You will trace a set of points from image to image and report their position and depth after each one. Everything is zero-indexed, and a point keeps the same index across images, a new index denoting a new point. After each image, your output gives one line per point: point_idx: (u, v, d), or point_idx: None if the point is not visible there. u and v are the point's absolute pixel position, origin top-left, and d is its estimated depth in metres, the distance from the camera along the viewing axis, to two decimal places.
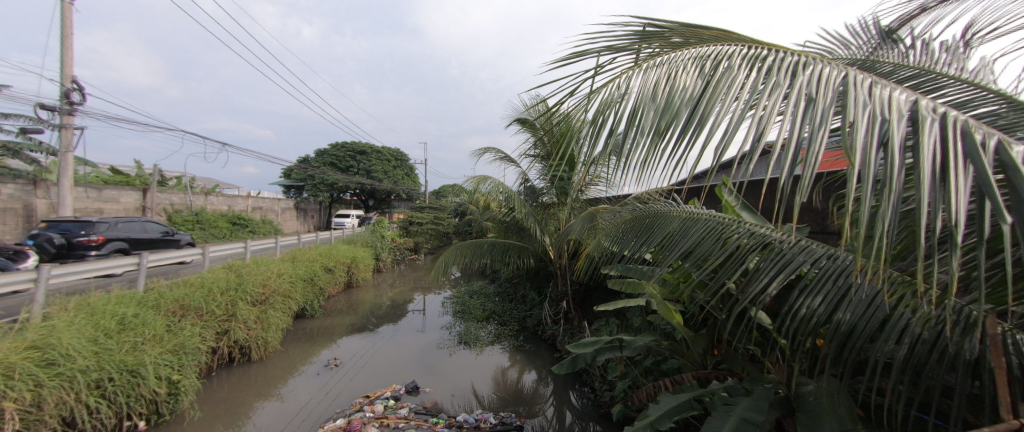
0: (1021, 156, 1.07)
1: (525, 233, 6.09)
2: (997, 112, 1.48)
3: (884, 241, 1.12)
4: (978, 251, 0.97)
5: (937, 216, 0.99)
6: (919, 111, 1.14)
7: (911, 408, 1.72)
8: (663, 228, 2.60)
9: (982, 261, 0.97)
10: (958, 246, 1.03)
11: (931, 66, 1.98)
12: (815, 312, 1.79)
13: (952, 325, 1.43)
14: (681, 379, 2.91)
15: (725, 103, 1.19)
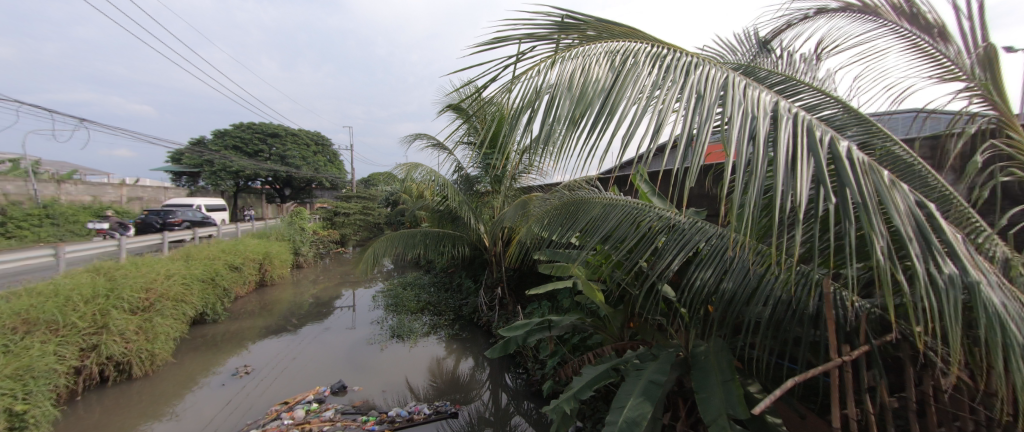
0: (844, 149, 1.34)
1: (459, 221, 6.03)
2: (834, 117, 1.83)
3: (755, 221, 1.33)
4: (815, 226, 1.20)
5: (788, 199, 1.20)
6: (779, 109, 1.36)
7: (774, 357, 2.08)
8: (586, 213, 2.77)
9: (817, 235, 1.21)
10: (802, 224, 1.26)
11: (795, 74, 2.37)
12: (706, 283, 2.06)
13: (801, 287, 1.76)
14: (602, 351, 3.18)
15: (631, 97, 1.30)
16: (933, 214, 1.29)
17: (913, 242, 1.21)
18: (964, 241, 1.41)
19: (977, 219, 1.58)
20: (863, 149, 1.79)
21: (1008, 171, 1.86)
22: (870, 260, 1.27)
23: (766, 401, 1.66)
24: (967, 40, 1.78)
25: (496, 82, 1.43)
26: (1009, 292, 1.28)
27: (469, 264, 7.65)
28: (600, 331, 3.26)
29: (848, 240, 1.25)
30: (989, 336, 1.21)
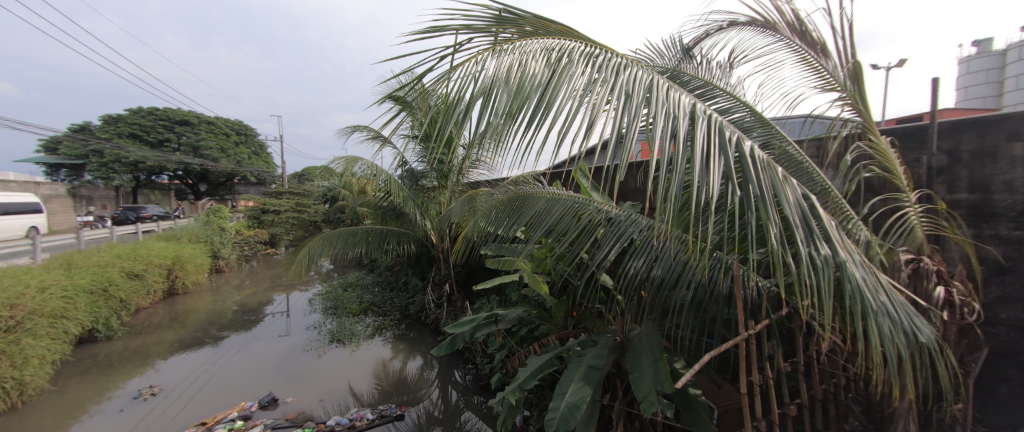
0: (748, 147, 1.52)
1: (404, 218, 5.81)
2: (743, 119, 2.07)
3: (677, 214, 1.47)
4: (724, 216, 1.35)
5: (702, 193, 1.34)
6: (695, 110, 1.50)
7: (696, 334, 2.31)
8: (530, 208, 2.84)
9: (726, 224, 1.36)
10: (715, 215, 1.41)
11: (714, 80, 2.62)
12: (638, 270, 2.22)
13: (717, 270, 1.97)
14: (547, 341, 3.28)
15: (565, 94, 1.35)
16: (814, 205, 1.52)
17: (799, 229, 1.41)
18: (837, 227, 1.68)
19: (848, 208, 1.89)
20: (765, 149, 2.06)
21: (869, 167, 2.24)
22: (766, 244, 1.47)
23: (687, 375, 1.84)
24: (842, 55, 2.10)
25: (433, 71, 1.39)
26: (868, 268, 1.55)
27: (414, 262, 7.43)
28: (545, 322, 3.35)
29: (751, 229, 1.43)
30: (853, 305, 1.46)
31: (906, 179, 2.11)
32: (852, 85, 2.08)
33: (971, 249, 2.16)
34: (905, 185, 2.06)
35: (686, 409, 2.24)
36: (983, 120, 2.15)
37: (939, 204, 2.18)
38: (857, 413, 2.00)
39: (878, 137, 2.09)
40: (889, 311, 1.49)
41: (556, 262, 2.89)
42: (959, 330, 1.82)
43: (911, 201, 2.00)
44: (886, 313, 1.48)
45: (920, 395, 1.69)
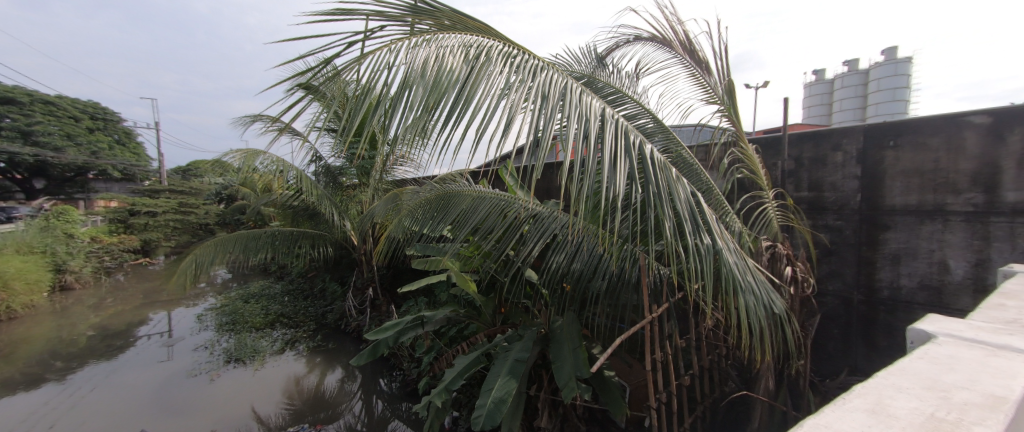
0: (648, 149, 1.71)
1: (319, 219, 5.35)
2: (646, 125, 2.32)
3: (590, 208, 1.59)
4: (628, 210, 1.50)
5: (610, 191, 1.48)
6: (603, 114, 1.64)
7: (610, 321, 2.53)
8: (455, 205, 2.84)
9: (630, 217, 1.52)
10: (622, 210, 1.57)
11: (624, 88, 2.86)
12: (559, 263, 2.36)
13: (627, 261, 2.18)
14: (474, 340, 3.30)
15: (483, 92, 1.38)
16: (701, 201, 1.77)
17: (688, 222, 1.64)
18: (717, 220, 1.97)
19: (726, 204, 2.22)
20: (665, 152, 2.32)
21: (741, 169, 2.65)
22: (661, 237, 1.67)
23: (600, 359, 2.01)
24: (722, 73, 2.46)
25: (342, 56, 1.29)
26: (739, 255, 1.86)
27: (330, 266, 6.87)
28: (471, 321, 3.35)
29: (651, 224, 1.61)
30: (729, 286, 1.73)
31: (768, 179, 2.55)
32: (729, 99, 2.44)
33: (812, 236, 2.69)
34: (767, 185, 2.49)
35: (601, 390, 2.44)
36: (819, 133, 2.67)
37: (788, 200, 2.68)
38: (734, 376, 2.39)
39: (747, 144, 2.49)
40: (753, 289, 1.81)
41: (481, 259, 2.91)
42: (802, 301, 2.27)
43: (769, 195, 2.42)
44: (751, 291, 1.79)
45: (777, 355, 2.07)
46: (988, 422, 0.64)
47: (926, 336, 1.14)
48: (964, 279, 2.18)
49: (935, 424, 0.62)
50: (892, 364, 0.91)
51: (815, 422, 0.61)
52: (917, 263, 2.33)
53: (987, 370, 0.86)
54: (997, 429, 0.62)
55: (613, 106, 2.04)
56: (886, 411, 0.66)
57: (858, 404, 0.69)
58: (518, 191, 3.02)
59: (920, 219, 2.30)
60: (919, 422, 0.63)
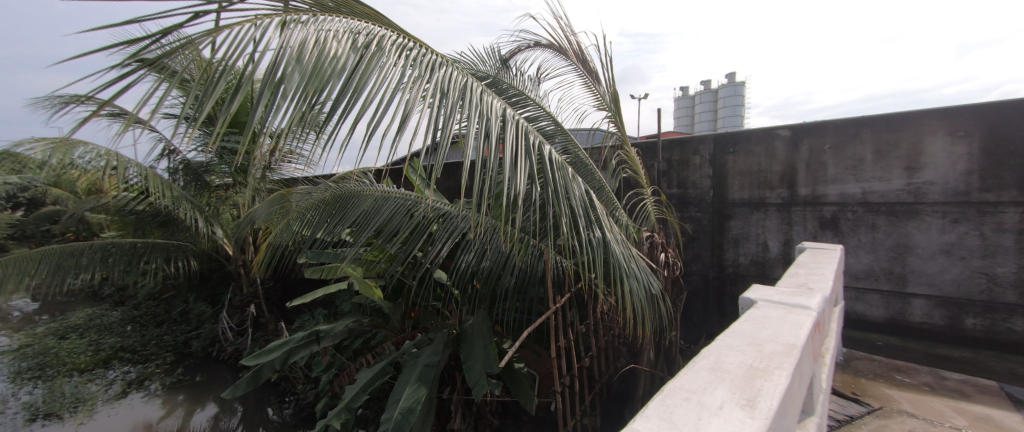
0: (547, 149, 1.81)
1: (179, 226, 4.46)
2: (547, 127, 2.46)
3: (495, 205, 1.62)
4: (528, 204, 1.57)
5: (513, 189, 1.52)
6: (503, 114, 1.68)
7: (519, 315, 2.63)
8: (356, 208, 2.63)
9: (531, 212, 1.58)
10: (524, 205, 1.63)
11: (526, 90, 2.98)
12: (470, 263, 2.36)
13: (532, 257, 2.28)
14: (381, 349, 3.08)
15: (376, 85, 1.17)
16: (593, 197, 1.95)
17: (582, 218, 1.80)
18: (608, 215, 2.20)
19: (615, 200, 2.49)
20: (564, 153, 2.51)
21: (626, 169, 3.00)
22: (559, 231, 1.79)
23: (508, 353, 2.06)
24: (608, 83, 2.73)
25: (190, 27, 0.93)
26: (624, 245, 2.10)
27: (194, 282, 5.77)
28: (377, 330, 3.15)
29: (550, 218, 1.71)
30: (617, 272, 1.95)
31: (647, 179, 2.93)
32: (615, 108, 2.74)
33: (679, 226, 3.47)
34: (646, 183, 2.86)
35: (512, 382, 2.52)
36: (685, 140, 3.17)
37: (662, 196, 3.10)
38: (625, 352, 2.69)
39: (630, 146, 2.81)
40: (636, 274, 2.06)
41: (387, 263, 2.74)
42: (672, 281, 2.68)
43: (647, 191, 2.77)
44: (634, 276, 2.04)
45: (656, 330, 2.41)
46: (784, 365, 0.84)
47: (750, 302, 1.45)
48: (778, 255, 3.05)
49: (752, 372, 0.79)
50: (728, 327, 1.13)
51: (672, 386, 0.72)
52: (749, 244, 3.17)
53: (785, 325, 1.13)
54: (789, 370, 0.82)
55: (514, 108, 2.11)
56: (720, 367, 0.82)
57: (703, 364, 0.84)
58: (425, 190, 2.93)
59: (752, 209, 3.15)
60: (742, 372, 0.79)
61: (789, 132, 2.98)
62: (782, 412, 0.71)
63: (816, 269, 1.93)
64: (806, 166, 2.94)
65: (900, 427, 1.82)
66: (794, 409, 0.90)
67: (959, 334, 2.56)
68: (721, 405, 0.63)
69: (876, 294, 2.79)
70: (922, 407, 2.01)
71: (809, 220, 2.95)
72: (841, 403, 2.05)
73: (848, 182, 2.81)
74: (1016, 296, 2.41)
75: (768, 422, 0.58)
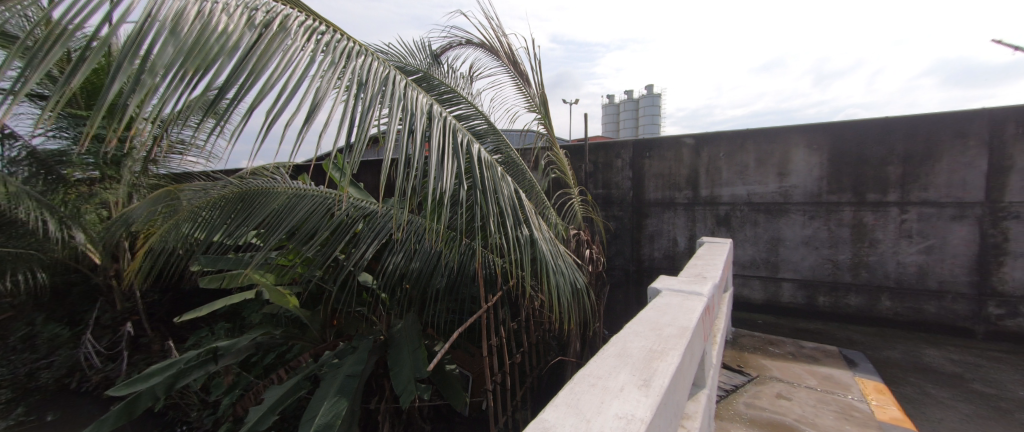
0: (475, 149, 1.79)
1: (21, 228, 3.61)
2: (481, 127, 2.41)
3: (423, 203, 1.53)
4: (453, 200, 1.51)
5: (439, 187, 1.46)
6: (429, 112, 1.62)
7: (450, 317, 2.58)
8: (263, 208, 2.34)
9: (458, 211, 1.55)
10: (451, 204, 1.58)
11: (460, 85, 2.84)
12: (398, 266, 2.23)
13: (464, 257, 2.24)
14: (297, 363, 2.77)
15: (275, 69, 1.03)
16: (521, 198, 1.98)
17: (510, 218, 1.82)
18: (538, 215, 2.26)
19: (545, 200, 2.56)
20: (496, 153, 2.49)
21: (555, 170, 3.12)
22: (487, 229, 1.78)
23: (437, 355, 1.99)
24: (538, 85, 2.79)
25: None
26: (552, 242, 2.16)
27: (44, 299, 4.71)
28: (292, 342, 2.84)
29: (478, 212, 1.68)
30: (543, 268, 2.00)
31: (575, 179, 3.04)
32: (545, 111, 2.81)
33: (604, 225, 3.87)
34: (573, 183, 2.98)
35: (443, 385, 2.44)
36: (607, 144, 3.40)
37: (587, 196, 3.27)
38: (555, 346, 2.79)
39: (557, 148, 2.92)
40: (562, 270, 2.13)
41: (303, 268, 2.49)
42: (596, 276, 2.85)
43: (575, 192, 2.91)
44: (561, 272, 2.13)
45: (580, 323, 2.54)
46: (677, 346, 0.94)
47: (655, 292, 1.61)
48: (685, 247, 3.54)
49: (651, 354, 0.86)
50: (634, 317, 1.24)
51: (582, 374, 0.75)
52: (663, 240, 3.65)
53: (681, 311, 1.28)
54: (681, 350, 0.91)
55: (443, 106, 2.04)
56: (625, 353, 0.88)
57: (610, 352, 0.89)
58: (349, 188, 2.73)
59: (664, 208, 3.62)
60: (642, 356, 0.86)
61: (693, 140, 3.51)
62: (673, 388, 0.79)
63: (709, 261, 2.20)
64: (706, 170, 3.48)
65: (771, 391, 2.20)
66: (685, 385, 1.01)
67: (813, 308, 3.30)
68: (622, 388, 0.67)
69: (756, 279, 3.46)
70: (788, 373, 2.41)
71: (707, 218, 3.51)
72: (727, 375, 2.39)
73: (738, 185, 3.39)
74: (847, 274, 3.17)
75: (659, 398, 0.64)
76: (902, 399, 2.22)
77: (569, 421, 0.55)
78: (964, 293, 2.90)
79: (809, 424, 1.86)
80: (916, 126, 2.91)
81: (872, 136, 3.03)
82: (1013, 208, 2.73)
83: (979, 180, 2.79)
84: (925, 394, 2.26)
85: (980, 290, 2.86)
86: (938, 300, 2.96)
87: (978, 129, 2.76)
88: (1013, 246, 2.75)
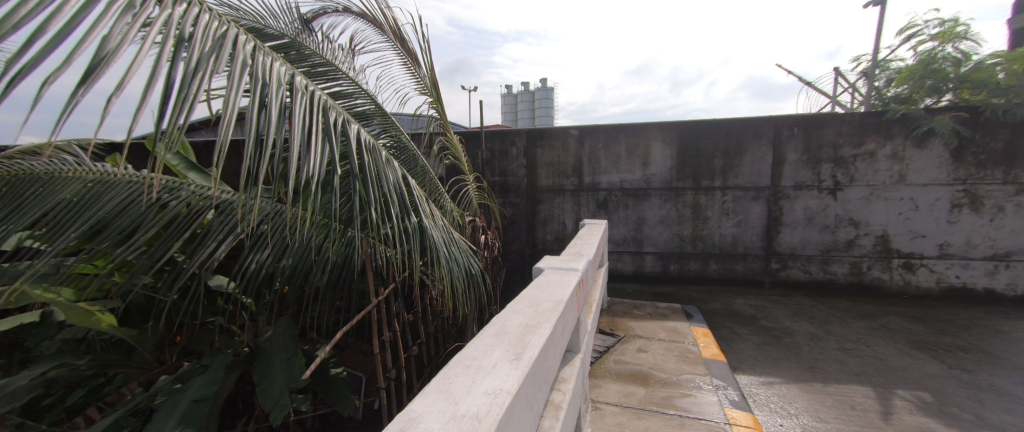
0: (352, 130, 1.55)
1: None
2: (366, 106, 2.14)
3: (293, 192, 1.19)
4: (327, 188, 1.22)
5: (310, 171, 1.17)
6: (293, 83, 1.27)
7: (334, 316, 2.27)
8: (49, 199, 1.71)
9: (331, 200, 1.28)
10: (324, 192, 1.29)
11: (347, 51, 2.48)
12: (263, 264, 1.80)
13: (348, 249, 1.96)
14: (119, 395, 2.09)
15: (29, 5, 0.62)
16: (403, 186, 1.82)
17: (394, 204, 1.70)
18: (428, 200, 2.19)
19: (438, 186, 2.53)
20: (384, 136, 2.26)
21: (448, 156, 3.12)
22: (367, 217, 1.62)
23: (319, 356, 1.67)
24: (430, 66, 2.67)
25: None
26: (443, 229, 2.14)
27: None
28: (105, 371, 2.09)
29: (355, 197, 1.48)
30: (433, 255, 1.97)
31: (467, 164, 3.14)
32: (437, 93, 2.74)
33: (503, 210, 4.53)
34: (468, 169, 3.02)
35: (326, 390, 2.10)
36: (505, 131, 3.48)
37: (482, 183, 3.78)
38: (452, 333, 2.75)
39: (451, 133, 2.90)
40: (453, 257, 2.13)
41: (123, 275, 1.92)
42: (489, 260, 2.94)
43: (470, 178, 2.97)
44: (452, 258, 2.12)
45: (476, 307, 2.57)
46: (550, 319, 0.99)
47: (537, 271, 1.78)
48: (571, 227, 4.41)
49: (525, 329, 0.87)
50: (516, 295, 1.27)
51: (454, 357, 0.67)
52: (554, 224, 4.46)
53: (557, 285, 1.42)
54: (553, 322, 0.97)
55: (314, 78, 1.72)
56: (502, 331, 0.86)
57: (489, 331, 0.85)
58: (187, 173, 2.19)
59: (555, 194, 4.42)
60: (517, 331, 0.86)
61: (577, 132, 4.28)
62: (545, 358, 0.82)
63: (587, 243, 2.54)
64: (588, 160, 4.31)
65: (633, 347, 2.82)
66: (559, 352, 1.08)
67: (665, 273, 4.32)
68: (494, 365, 0.62)
69: (626, 254, 4.38)
70: (648, 331, 3.07)
71: (590, 203, 4.37)
72: (602, 338, 2.95)
73: (612, 173, 4.27)
74: (689, 245, 4.23)
75: (528, 369, 0.62)
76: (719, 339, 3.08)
77: (436, 407, 0.47)
78: (756, 253, 4.12)
79: (660, 369, 2.49)
80: (733, 126, 4.02)
81: (706, 133, 4.07)
82: (781, 191, 3.99)
83: (766, 169, 3.99)
84: (734, 334, 3.19)
85: (767, 251, 4.10)
86: (743, 260, 4.16)
87: (769, 129, 3.94)
88: (785, 218, 4.02)
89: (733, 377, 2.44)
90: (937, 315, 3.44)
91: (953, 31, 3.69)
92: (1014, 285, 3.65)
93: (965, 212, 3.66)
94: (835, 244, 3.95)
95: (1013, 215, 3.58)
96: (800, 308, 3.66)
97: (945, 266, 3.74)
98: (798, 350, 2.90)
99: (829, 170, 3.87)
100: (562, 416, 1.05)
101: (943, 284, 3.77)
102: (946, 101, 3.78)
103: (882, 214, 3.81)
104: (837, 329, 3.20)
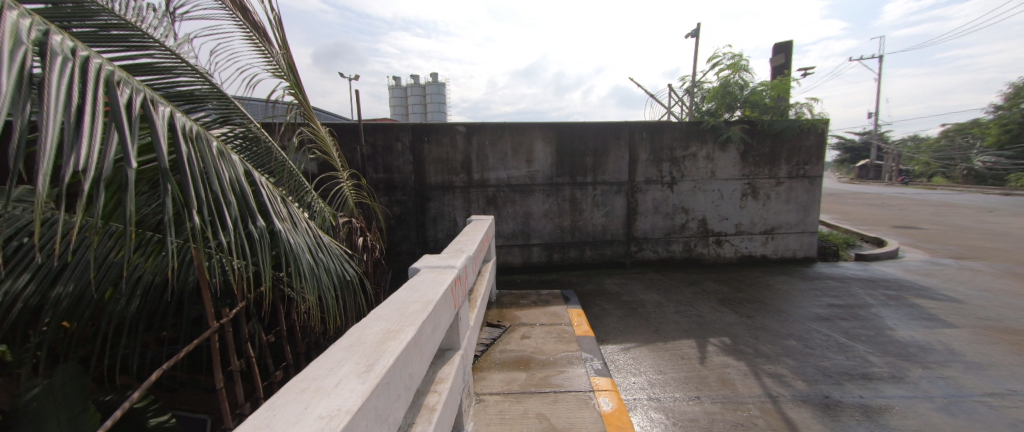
0: (159, 113, 1.20)
1: None
2: (194, 85, 1.69)
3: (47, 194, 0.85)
4: (109, 186, 0.90)
5: (79, 165, 0.85)
6: (47, 44, 0.91)
7: (155, 351, 1.76)
8: None
9: (119, 203, 0.95)
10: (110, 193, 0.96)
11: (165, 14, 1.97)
12: (20, 297, 1.25)
13: (171, 266, 1.52)
14: None
15: None
16: (243, 186, 1.50)
17: (231, 206, 1.38)
18: (286, 202, 1.87)
19: (299, 185, 2.20)
20: (221, 125, 1.83)
21: (312, 149, 2.74)
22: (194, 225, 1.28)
23: (121, 408, 1.25)
24: (283, 45, 2.29)
25: None
26: (306, 234, 1.86)
27: None
28: None
29: (170, 200, 1.15)
30: (294, 265, 1.69)
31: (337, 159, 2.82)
32: (294, 77, 2.38)
33: (389, 209, 4.27)
34: (338, 165, 2.71)
35: None
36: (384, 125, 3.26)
37: (361, 180, 3.47)
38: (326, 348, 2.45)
39: (317, 124, 2.57)
40: (319, 265, 1.88)
41: None
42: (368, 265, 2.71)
43: (344, 176, 2.68)
44: (319, 267, 1.87)
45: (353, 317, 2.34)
46: (415, 321, 0.94)
47: (413, 271, 1.69)
48: (460, 224, 4.42)
49: (385, 336, 0.81)
50: (384, 300, 1.18)
51: (290, 381, 0.58)
52: (444, 221, 4.40)
53: (429, 285, 1.37)
54: (418, 324, 0.93)
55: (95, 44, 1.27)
56: (358, 341, 0.78)
57: (342, 344, 0.77)
58: None
59: (443, 191, 4.35)
60: (376, 339, 0.80)
61: (464, 129, 4.28)
62: (405, 366, 0.77)
63: (469, 240, 2.54)
64: (476, 157, 4.35)
65: (518, 334, 2.96)
66: (428, 355, 1.05)
67: (550, 262, 4.67)
68: (339, 382, 0.56)
69: (514, 247, 4.58)
70: (531, 318, 3.26)
71: (479, 199, 4.43)
72: (488, 331, 3.01)
73: (500, 169, 4.41)
74: (568, 235, 4.65)
75: (378, 382, 0.58)
76: (591, 317, 3.47)
77: None
78: (619, 239, 4.77)
79: (540, 352, 2.67)
80: (599, 129, 4.54)
81: (578, 134, 4.50)
82: (636, 186, 4.69)
83: (625, 167, 4.63)
84: (602, 310, 3.63)
85: (627, 237, 4.78)
86: (609, 246, 4.75)
87: (625, 132, 4.58)
88: (639, 208, 4.74)
89: (599, 348, 2.77)
90: (736, 278, 4.52)
91: (739, 64, 4.85)
92: (777, 251, 5.03)
93: (749, 199, 4.89)
94: (673, 227, 4.83)
95: (776, 200, 4.92)
96: (651, 282, 4.38)
97: (740, 240, 4.94)
98: (650, 316, 3.46)
99: (667, 168, 4.71)
100: (434, 418, 1.03)
101: (739, 254, 4.97)
102: (737, 116, 4.95)
103: (702, 202, 4.81)
104: (676, 296, 3.93)
